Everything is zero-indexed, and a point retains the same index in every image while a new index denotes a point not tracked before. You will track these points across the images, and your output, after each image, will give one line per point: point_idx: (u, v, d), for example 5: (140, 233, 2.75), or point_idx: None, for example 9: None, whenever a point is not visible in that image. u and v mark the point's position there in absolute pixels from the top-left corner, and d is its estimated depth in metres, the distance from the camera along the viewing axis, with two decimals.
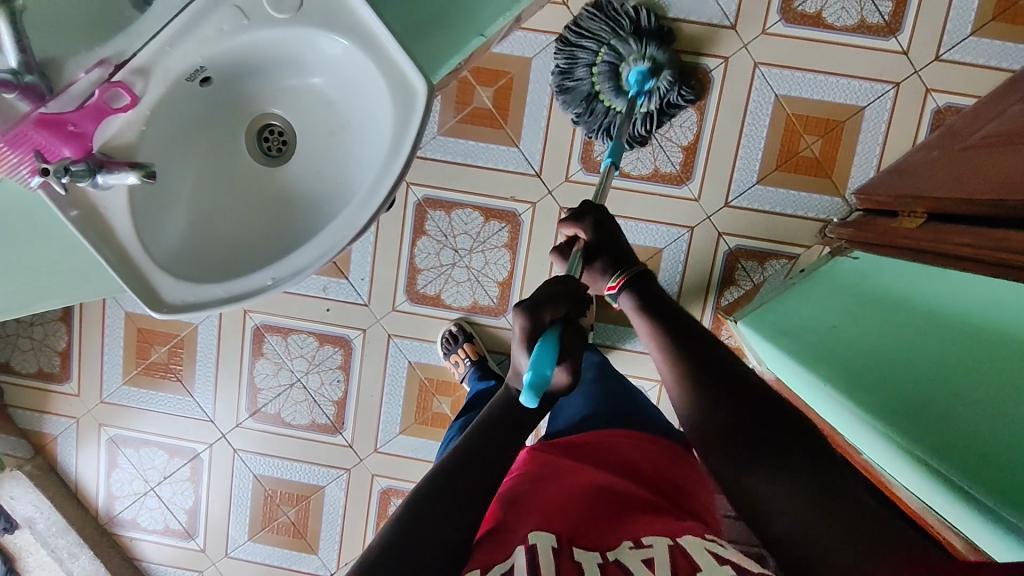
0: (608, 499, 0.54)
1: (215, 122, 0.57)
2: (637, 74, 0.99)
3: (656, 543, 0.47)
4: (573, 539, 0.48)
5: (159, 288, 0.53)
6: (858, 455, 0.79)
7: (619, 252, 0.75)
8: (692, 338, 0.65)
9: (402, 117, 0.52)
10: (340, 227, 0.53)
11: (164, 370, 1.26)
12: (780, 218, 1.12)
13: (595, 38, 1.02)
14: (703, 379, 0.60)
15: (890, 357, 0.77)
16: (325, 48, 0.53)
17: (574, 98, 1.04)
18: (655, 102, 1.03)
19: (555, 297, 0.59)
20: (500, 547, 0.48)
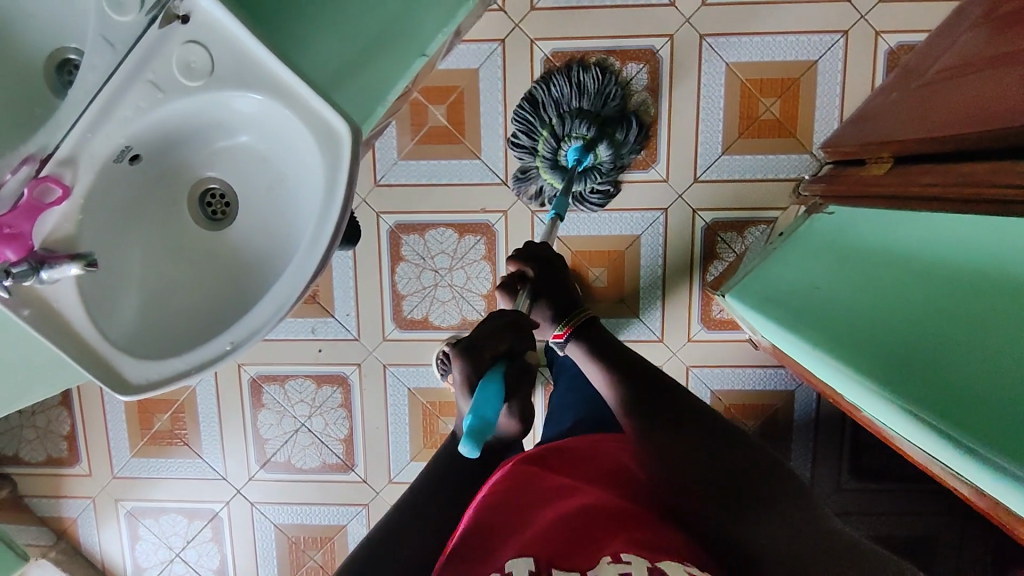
0: (590, 513, 0.55)
1: (154, 197, 0.57)
2: (574, 152, 1.01)
3: (635, 561, 0.48)
4: (551, 561, 0.48)
5: (123, 371, 0.53)
6: (859, 411, 0.78)
7: (566, 298, 0.83)
8: (661, 387, 0.69)
9: (331, 165, 0.52)
10: (291, 280, 0.53)
11: (170, 437, 1.26)
12: (752, 185, 1.11)
13: (562, 93, 1.03)
14: (682, 429, 0.63)
15: (871, 308, 0.76)
16: (244, 107, 0.53)
17: (522, 155, 1.06)
18: (591, 183, 1.05)
19: (496, 333, 0.66)
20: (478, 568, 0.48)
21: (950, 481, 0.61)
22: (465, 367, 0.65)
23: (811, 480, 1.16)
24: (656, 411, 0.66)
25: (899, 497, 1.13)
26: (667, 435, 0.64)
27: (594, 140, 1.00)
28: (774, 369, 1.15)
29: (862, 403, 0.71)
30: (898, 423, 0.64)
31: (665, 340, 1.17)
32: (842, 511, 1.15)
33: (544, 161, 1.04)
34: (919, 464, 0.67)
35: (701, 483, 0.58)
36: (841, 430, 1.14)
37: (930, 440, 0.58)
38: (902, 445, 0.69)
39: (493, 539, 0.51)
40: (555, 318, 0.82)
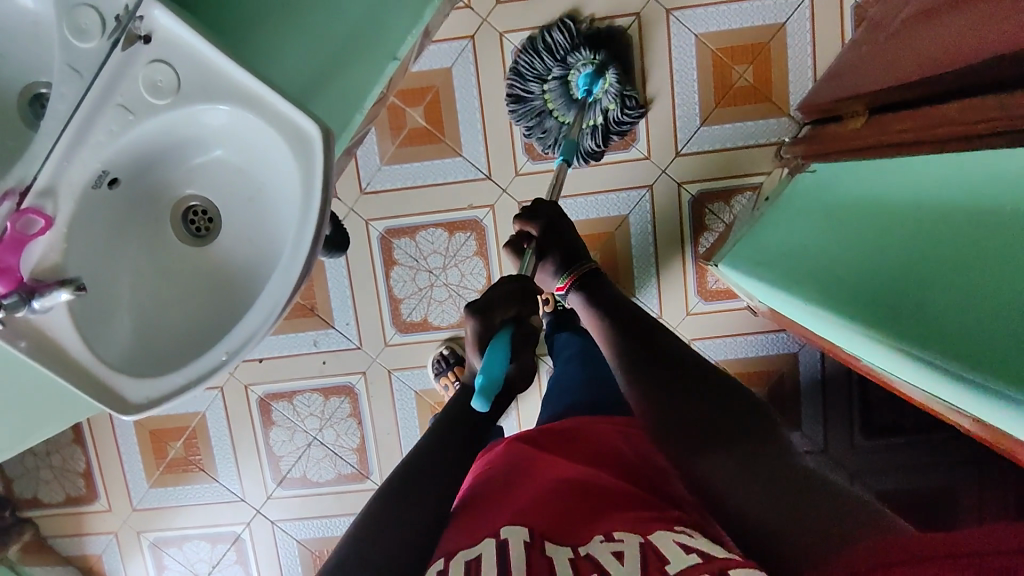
0: (583, 494, 0.56)
1: (137, 219, 0.57)
2: (585, 78, 1.01)
3: (626, 539, 0.49)
4: (546, 534, 0.50)
5: (122, 392, 0.54)
6: (858, 360, 0.78)
7: (570, 251, 0.87)
8: (661, 345, 0.70)
9: (304, 168, 0.53)
10: (278, 286, 0.54)
11: (185, 463, 1.27)
12: (734, 153, 1.11)
13: (540, 56, 1.03)
14: (681, 382, 0.64)
15: (857, 254, 0.77)
16: (214, 120, 0.54)
17: (522, 95, 1.05)
18: (608, 109, 1.04)
19: (506, 298, 0.72)
20: (475, 539, 0.52)
21: (953, 418, 0.61)
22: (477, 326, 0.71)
23: (824, 440, 1.16)
24: (658, 366, 0.67)
25: (916, 450, 1.13)
26: (666, 383, 0.64)
27: (602, 64, 1.01)
28: (777, 334, 1.15)
29: (859, 349, 0.72)
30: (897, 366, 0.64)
31: (663, 317, 1.17)
32: (859, 468, 1.15)
33: (557, 104, 1.04)
34: (922, 406, 0.67)
35: (691, 432, 0.59)
36: (849, 387, 1.15)
37: (932, 379, 0.58)
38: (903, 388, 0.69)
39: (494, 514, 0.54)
40: (559, 272, 0.86)
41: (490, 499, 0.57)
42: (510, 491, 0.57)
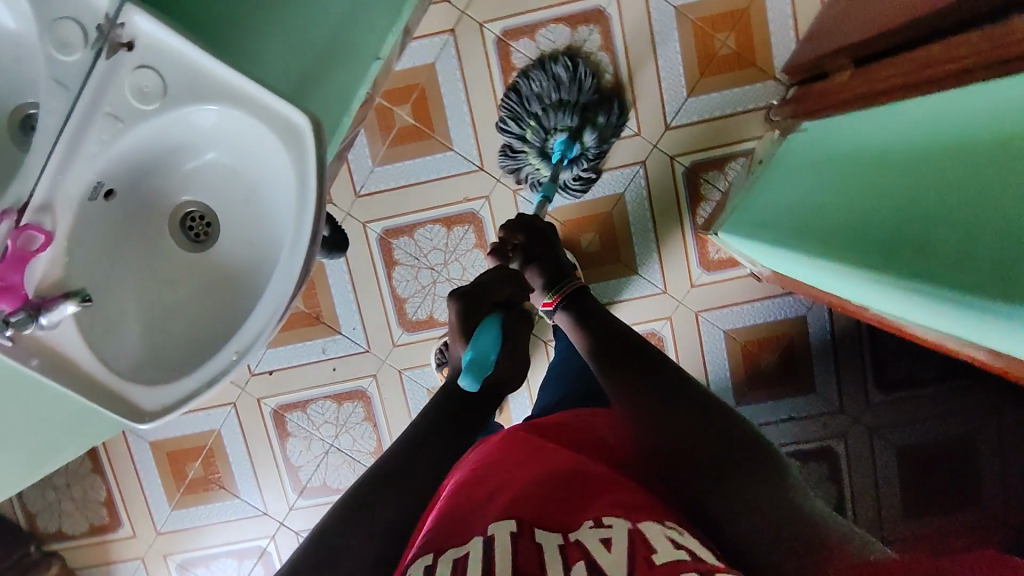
0: (571, 480, 0.55)
1: (136, 229, 0.57)
2: (562, 142, 1.01)
3: (615, 525, 0.48)
4: (533, 522, 0.49)
5: (137, 401, 0.54)
6: (867, 309, 0.78)
7: (557, 264, 0.89)
8: (648, 363, 0.69)
9: (297, 160, 0.53)
10: (282, 283, 0.54)
11: (205, 483, 1.27)
12: (724, 121, 1.11)
13: (540, 86, 1.04)
14: (666, 402, 0.63)
15: (851, 200, 0.76)
16: (203, 121, 0.54)
17: (510, 143, 1.07)
18: (576, 171, 1.05)
19: (495, 283, 0.80)
20: (456, 526, 0.49)
21: (967, 351, 0.62)
22: (467, 309, 0.77)
23: (840, 400, 1.16)
24: (652, 380, 0.66)
25: (933, 401, 1.12)
26: (652, 402, 0.63)
27: (580, 129, 1.01)
28: (784, 298, 1.15)
29: (868, 296, 0.71)
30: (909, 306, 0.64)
31: (668, 291, 1.17)
32: (877, 424, 1.15)
33: (532, 148, 1.05)
34: (934, 345, 0.68)
35: (684, 447, 0.58)
36: (861, 345, 1.14)
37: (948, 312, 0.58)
38: (915, 330, 0.69)
39: (477, 502, 0.51)
40: (547, 287, 0.88)
41: (473, 483, 0.54)
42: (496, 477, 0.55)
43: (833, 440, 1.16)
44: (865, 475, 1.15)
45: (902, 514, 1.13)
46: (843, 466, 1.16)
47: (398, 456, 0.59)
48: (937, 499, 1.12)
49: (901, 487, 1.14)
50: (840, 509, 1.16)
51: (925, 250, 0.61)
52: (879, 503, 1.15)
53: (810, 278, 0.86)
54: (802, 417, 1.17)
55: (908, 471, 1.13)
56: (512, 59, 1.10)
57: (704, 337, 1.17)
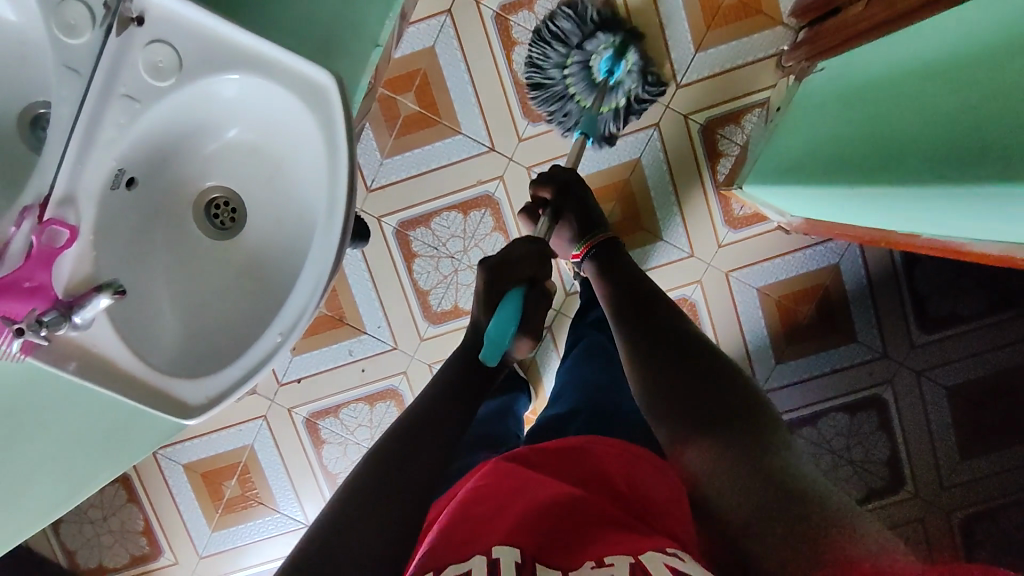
0: (572, 505, 0.52)
1: (160, 221, 0.55)
2: (608, 61, 0.99)
3: (617, 562, 0.44)
4: (536, 556, 0.46)
5: (181, 396, 0.51)
6: (917, 239, 0.74)
7: (588, 220, 0.87)
8: (656, 323, 0.68)
9: (324, 121, 0.50)
10: (322, 254, 0.51)
11: (243, 500, 1.24)
12: (735, 73, 1.08)
13: (554, 31, 1.02)
14: (673, 361, 0.62)
15: (880, 124, 0.73)
16: (221, 95, 0.51)
17: (545, 84, 1.04)
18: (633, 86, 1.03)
19: (524, 259, 0.77)
20: (454, 548, 0.47)
21: None
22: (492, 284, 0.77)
23: (882, 344, 1.13)
24: (655, 352, 0.64)
25: (980, 336, 1.09)
26: (659, 360, 0.63)
27: (620, 44, 1.00)
28: (815, 248, 1.12)
29: (917, 220, 0.69)
30: (966, 219, 0.61)
31: (696, 254, 1.14)
32: (923, 365, 1.12)
33: (579, 84, 1.02)
34: (997, 260, 0.63)
35: (683, 424, 0.56)
36: (898, 286, 1.11)
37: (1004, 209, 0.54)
38: (970, 248, 0.65)
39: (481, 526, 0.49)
40: (576, 239, 0.87)
41: (478, 504, 0.52)
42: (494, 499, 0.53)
43: (879, 386, 1.13)
44: (917, 419, 1.13)
45: (960, 454, 1.12)
46: (893, 412, 1.13)
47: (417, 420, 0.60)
48: (990, 434, 1.11)
49: (956, 426, 1.12)
50: (896, 456, 1.13)
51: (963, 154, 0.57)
52: (933, 445, 1.12)
53: (851, 215, 0.83)
54: (845, 367, 1.14)
55: (959, 409, 1.11)
56: (512, 34, 1.08)
57: (738, 298, 1.14)
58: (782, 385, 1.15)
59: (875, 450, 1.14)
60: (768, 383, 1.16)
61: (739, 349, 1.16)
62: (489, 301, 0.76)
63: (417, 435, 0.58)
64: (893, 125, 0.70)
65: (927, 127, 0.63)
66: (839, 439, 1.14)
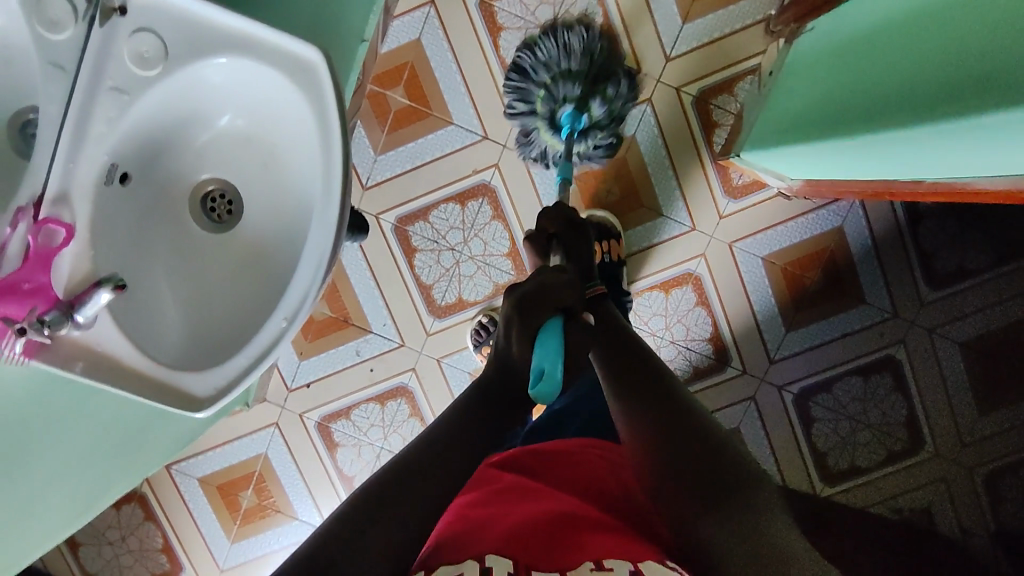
0: (568, 517, 0.53)
1: (158, 216, 0.54)
2: (569, 114, 0.98)
3: (617, 567, 0.46)
4: (530, 564, 0.46)
5: (190, 389, 0.51)
6: (915, 184, 0.73)
7: (589, 265, 0.88)
8: (653, 385, 0.62)
9: (314, 100, 0.50)
10: (322, 232, 0.50)
11: (261, 510, 1.23)
12: (724, 42, 1.07)
13: (549, 55, 1.00)
14: (668, 423, 0.56)
15: (874, 74, 0.72)
16: (210, 81, 0.51)
17: (521, 121, 1.04)
18: (590, 142, 1.03)
19: (555, 290, 0.73)
20: (457, 554, 0.48)
21: None
22: (529, 309, 0.70)
23: (892, 304, 1.12)
24: (652, 422, 0.57)
25: (990, 288, 1.09)
26: (653, 421, 0.57)
27: (586, 99, 0.99)
28: (818, 211, 1.11)
29: (920, 164, 0.68)
30: (970, 156, 0.60)
31: (698, 227, 1.13)
32: (934, 322, 1.11)
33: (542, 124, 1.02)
34: (999, 196, 0.62)
35: (682, 493, 0.50)
36: (903, 245, 1.10)
37: (1010, 140, 0.53)
38: (973, 187, 0.64)
39: (478, 533, 0.50)
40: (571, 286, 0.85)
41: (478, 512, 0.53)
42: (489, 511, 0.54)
43: (892, 347, 1.13)
44: (931, 377, 1.13)
45: (977, 411, 1.12)
46: (907, 372, 1.13)
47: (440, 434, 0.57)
48: (1005, 386, 1.11)
49: (970, 379, 1.12)
50: (913, 417, 1.14)
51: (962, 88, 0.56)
52: (949, 402, 1.13)
53: (851, 170, 0.82)
54: (856, 330, 1.13)
55: (974, 364, 1.12)
56: (497, 19, 1.08)
57: (743, 268, 1.13)
58: (794, 353, 1.15)
59: (892, 412, 1.14)
60: (779, 351, 1.15)
61: (748, 320, 1.15)
62: (522, 333, 0.69)
63: (427, 454, 0.55)
64: (888, 73, 0.69)
65: (922, 68, 0.62)
66: (854, 403, 1.15)
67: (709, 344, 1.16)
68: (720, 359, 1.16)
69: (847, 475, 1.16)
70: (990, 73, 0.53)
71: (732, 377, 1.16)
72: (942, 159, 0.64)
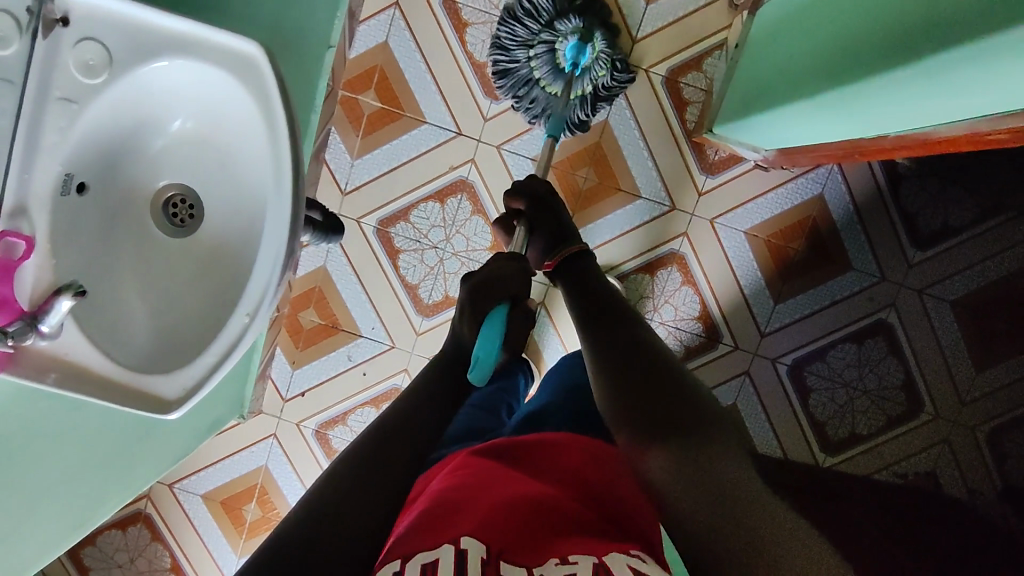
0: (543, 506, 0.52)
1: (120, 225, 0.54)
2: (573, 51, 0.95)
3: (583, 561, 0.45)
4: (501, 551, 0.45)
5: (158, 391, 0.51)
6: (891, 138, 0.73)
7: (560, 231, 0.87)
8: (623, 344, 0.63)
9: (260, 96, 0.50)
10: (276, 226, 0.50)
11: (266, 521, 1.24)
12: (688, 20, 1.08)
13: (532, 3, 0.96)
14: (632, 377, 0.57)
15: (834, 33, 0.71)
16: (157, 86, 0.51)
17: (517, 78, 1.02)
18: (593, 81, 1.00)
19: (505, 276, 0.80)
20: (427, 535, 0.46)
21: (1002, 123, 0.56)
22: (475, 298, 0.78)
23: (879, 268, 1.12)
24: (619, 378, 0.58)
25: (976, 243, 1.09)
26: (619, 377, 0.58)
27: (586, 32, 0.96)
28: (795, 180, 1.11)
29: (886, 120, 0.69)
30: (931, 103, 0.60)
31: (677, 206, 1.13)
32: (923, 283, 1.11)
33: (543, 73, 0.99)
34: (960, 136, 0.63)
35: (643, 438, 0.51)
36: (885, 208, 1.10)
37: (969, 80, 0.53)
38: (935, 132, 0.65)
39: (451, 516, 0.49)
40: (546, 250, 0.87)
41: (450, 498, 0.52)
42: (465, 494, 0.53)
43: (882, 311, 1.13)
44: (924, 338, 1.12)
45: (974, 368, 1.11)
46: (899, 335, 1.12)
47: (396, 417, 0.58)
48: (1000, 342, 1.11)
49: (965, 337, 1.11)
50: (910, 380, 1.13)
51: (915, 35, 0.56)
52: (945, 360, 1.12)
53: (825, 131, 0.82)
54: (845, 297, 1.13)
55: (965, 322, 1.11)
56: (462, 16, 1.08)
57: (725, 243, 1.14)
58: (784, 325, 1.15)
59: (888, 376, 1.13)
60: (769, 325, 1.15)
61: (736, 295, 1.15)
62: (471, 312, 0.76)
63: (392, 433, 0.56)
64: (847, 30, 0.69)
65: (878, 21, 0.62)
66: (849, 370, 1.14)
67: (698, 323, 1.16)
68: (710, 336, 1.16)
69: (848, 443, 1.15)
70: (939, 17, 0.53)
71: (724, 354, 1.16)
72: (905, 110, 0.64)
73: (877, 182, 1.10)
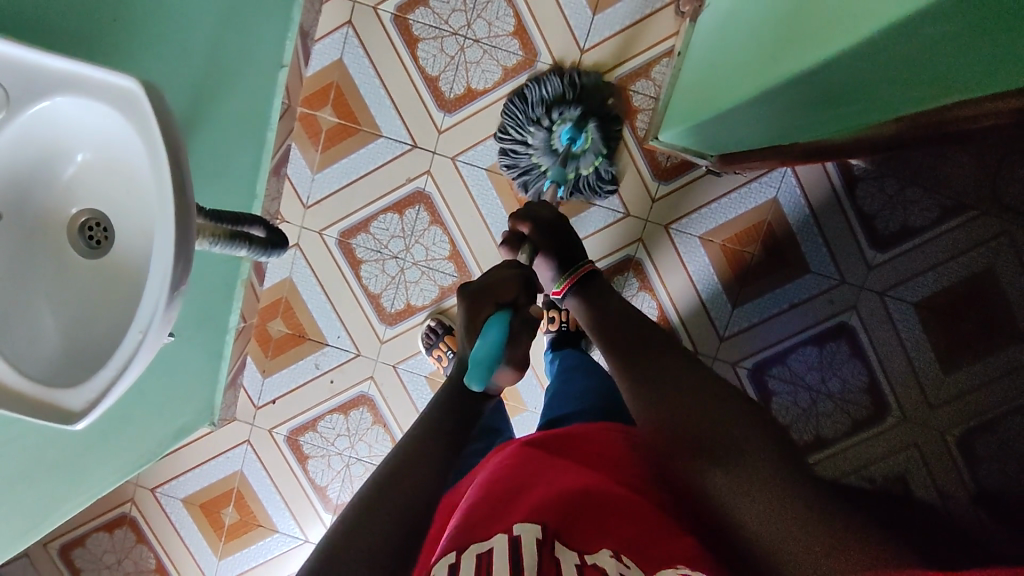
0: (591, 498, 0.49)
1: (37, 246, 0.59)
2: (566, 133, 1.02)
3: (635, 564, 0.42)
4: (557, 535, 0.43)
5: (65, 404, 0.55)
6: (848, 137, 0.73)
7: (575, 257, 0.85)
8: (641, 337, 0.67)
9: (141, 127, 0.52)
10: (164, 246, 0.53)
11: (243, 524, 1.28)
12: (634, 28, 1.08)
13: (541, 90, 1.06)
14: (653, 374, 0.60)
15: (766, 31, 0.72)
16: (56, 121, 0.55)
17: (514, 147, 1.09)
18: (588, 160, 1.06)
19: (500, 284, 0.71)
20: (483, 532, 0.45)
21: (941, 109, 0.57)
22: (473, 308, 0.69)
23: (839, 270, 1.11)
24: (643, 372, 0.61)
25: (937, 243, 1.07)
26: (649, 369, 0.61)
27: (583, 118, 1.03)
28: (748, 182, 1.11)
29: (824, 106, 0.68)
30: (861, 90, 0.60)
31: (632, 213, 1.14)
32: (885, 285, 1.10)
33: (539, 152, 1.06)
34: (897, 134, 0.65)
35: (684, 433, 0.53)
36: (842, 210, 1.09)
37: (886, 65, 0.53)
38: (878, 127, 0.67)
39: (498, 514, 0.47)
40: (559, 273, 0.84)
41: (496, 495, 0.50)
42: (516, 482, 0.52)
43: (844, 313, 1.11)
44: (889, 340, 1.10)
45: (942, 369, 1.09)
46: (862, 337, 1.11)
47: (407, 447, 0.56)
48: (967, 343, 1.07)
49: (932, 340, 1.09)
50: (875, 383, 1.11)
51: (832, 28, 0.56)
52: (912, 364, 1.10)
53: (768, 123, 0.82)
54: (804, 300, 1.12)
55: (929, 323, 1.08)
56: (413, 32, 1.11)
57: (680, 248, 1.14)
58: (744, 328, 1.15)
59: (852, 379, 1.12)
60: (728, 329, 1.15)
61: (693, 301, 1.15)
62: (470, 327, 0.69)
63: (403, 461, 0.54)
64: (778, 27, 0.69)
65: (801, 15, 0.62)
66: (812, 373, 1.13)
67: None
68: None
69: (815, 448, 1.13)
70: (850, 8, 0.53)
71: None
72: (841, 100, 0.64)
73: (835, 183, 1.08)
